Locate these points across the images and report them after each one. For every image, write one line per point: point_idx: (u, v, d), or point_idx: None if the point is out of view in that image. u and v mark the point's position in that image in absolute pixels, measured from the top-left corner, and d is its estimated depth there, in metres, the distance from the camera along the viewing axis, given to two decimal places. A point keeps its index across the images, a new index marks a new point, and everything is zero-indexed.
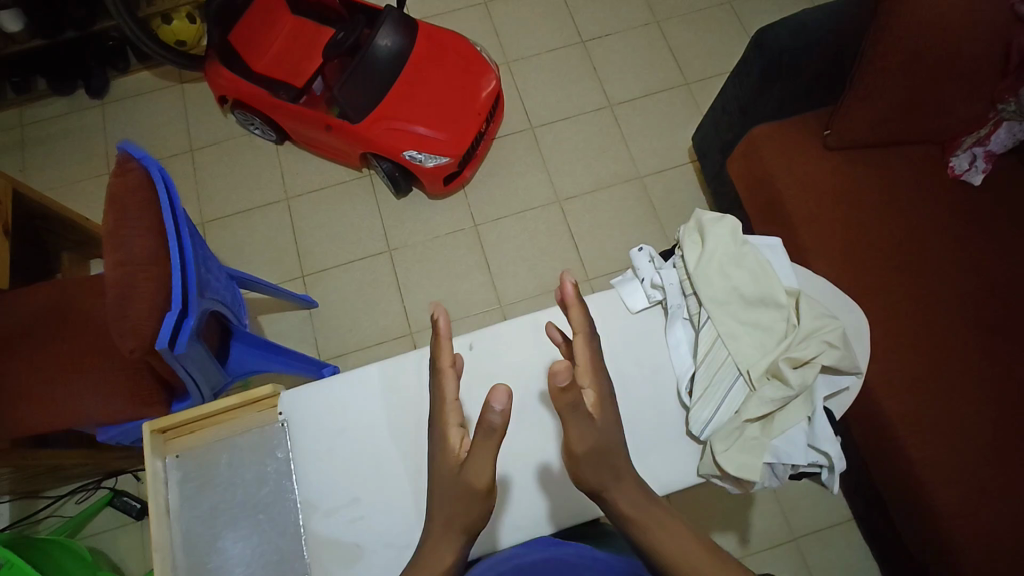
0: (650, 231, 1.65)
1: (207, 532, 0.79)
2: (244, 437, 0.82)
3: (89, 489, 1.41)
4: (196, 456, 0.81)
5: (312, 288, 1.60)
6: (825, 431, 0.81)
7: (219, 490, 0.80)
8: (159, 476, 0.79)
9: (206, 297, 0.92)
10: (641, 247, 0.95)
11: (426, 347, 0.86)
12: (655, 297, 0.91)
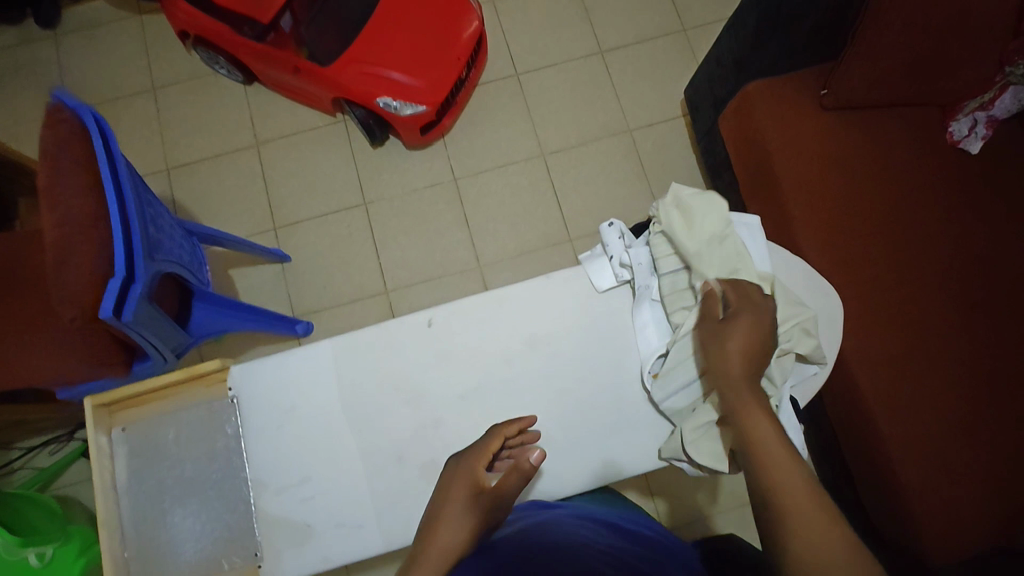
0: (637, 188, 1.59)
1: (157, 508, 0.83)
2: (191, 412, 0.86)
3: (62, 440, 1.40)
4: (140, 429, 0.85)
5: (284, 241, 1.54)
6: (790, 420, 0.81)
7: (166, 465, 0.84)
8: (105, 450, 0.83)
9: (157, 258, 0.88)
10: (612, 221, 0.92)
11: (383, 323, 0.88)
12: (623, 277, 0.90)
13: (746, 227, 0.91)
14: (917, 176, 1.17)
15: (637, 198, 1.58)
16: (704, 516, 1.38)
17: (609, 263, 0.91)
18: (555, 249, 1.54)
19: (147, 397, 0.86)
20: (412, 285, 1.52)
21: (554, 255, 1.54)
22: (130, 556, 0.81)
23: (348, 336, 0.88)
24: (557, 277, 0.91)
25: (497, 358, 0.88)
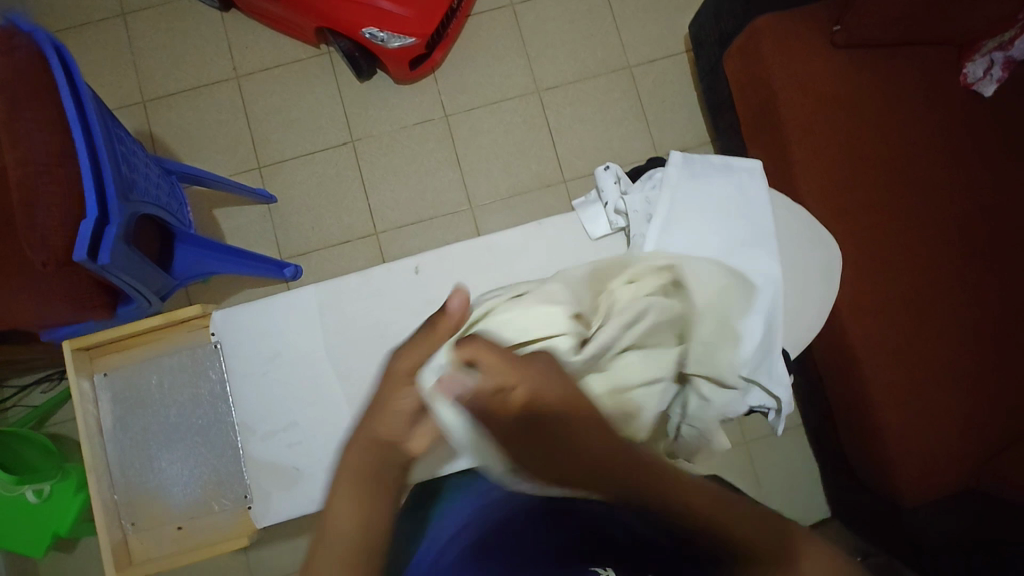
0: (635, 129, 1.53)
1: (145, 451, 0.85)
2: (174, 357, 0.86)
3: (54, 379, 1.40)
4: (123, 373, 0.86)
5: (269, 180, 1.49)
6: (778, 375, 0.81)
7: (151, 410, 0.85)
8: (87, 394, 0.83)
9: (132, 199, 0.84)
10: (608, 165, 0.89)
11: (366, 270, 0.86)
12: (618, 224, 0.87)
13: (748, 172, 0.87)
14: (926, 122, 1.12)
15: (634, 139, 1.52)
16: None
17: (604, 210, 0.88)
18: (550, 191, 1.50)
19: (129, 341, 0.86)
20: (402, 227, 1.48)
21: (548, 196, 1.50)
22: (119, 499, 0.83)
23: (329, 282, 0.86)
24: (548, 224, 0.88)
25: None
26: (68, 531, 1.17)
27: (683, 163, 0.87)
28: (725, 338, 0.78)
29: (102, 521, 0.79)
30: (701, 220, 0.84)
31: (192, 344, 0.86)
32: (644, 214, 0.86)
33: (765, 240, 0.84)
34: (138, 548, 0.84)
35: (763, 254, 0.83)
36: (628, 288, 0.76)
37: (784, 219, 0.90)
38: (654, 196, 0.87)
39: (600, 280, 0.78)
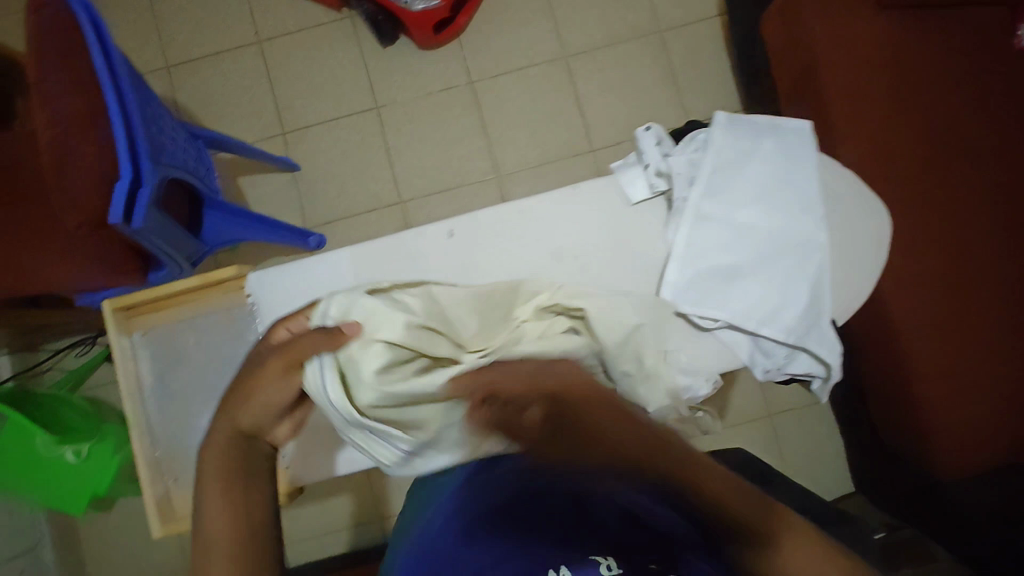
0: (665, 96, 1.48)
1: (183, 410, 0.87)
2: (212, 316, 0.88)
3: (88, 343, 1.43)
4: (161, 332, 0.87)
5: (294, 148, 1.48)
6: (828, 341, 0.79)
7: (188, 368, 0.87)
8: (127, 351, 0.85)
9: (163, 162, 0.83)
10: (648, 126, 0.86)
11: (400, 233, 0.86)
12: (658, 187, 0.85)
13: (798, 133, 0.84)
14: (978, 86, 1.07)
15: (664, 106, 1.48)
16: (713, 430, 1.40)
17: (645, 172, 0.86)
18: (576, 160, 1.47)
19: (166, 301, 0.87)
20: (428, 196, 1.47)
21: (575, 166, 1.47)
22: (161, 456, 0.85)
23: (364, 245, 0.86)
24: (584, 189, 0.86)
25: (521, 272, 0.85)
26: (106, 490, 1.21)
27: (728, 124, 0.84)
28: (767, 305, 0.79)
29: (145, 475, 0.81)
30: (745, 183, 0.82)
31: (229, 305, 0.88)
32: (686, 176, 0.83)
33: (813, 205, 0.81)
34: (179, 504, 0.85)
35: (808, 218, 0.80)
36: (493, 323, 0.72)
37: (833, 182, 0.86)
38: (697, 157, 0.84)
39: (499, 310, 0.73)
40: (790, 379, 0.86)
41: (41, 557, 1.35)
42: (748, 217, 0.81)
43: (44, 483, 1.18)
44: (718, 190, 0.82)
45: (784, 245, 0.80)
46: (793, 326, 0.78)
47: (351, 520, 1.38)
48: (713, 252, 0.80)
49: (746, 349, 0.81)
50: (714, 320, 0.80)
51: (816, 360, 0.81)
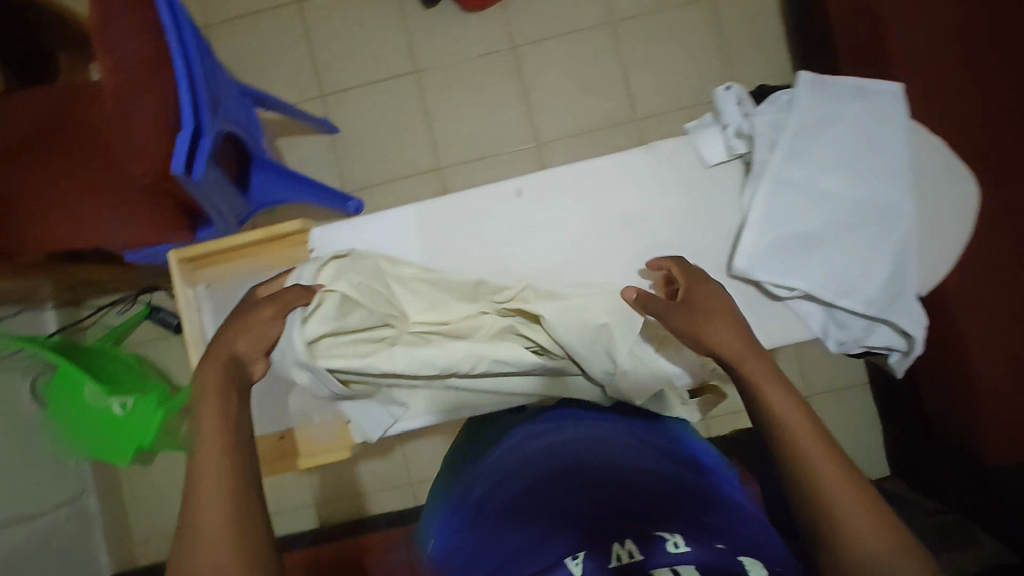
0: (713, 65, 1.43)
1: None
2: (277, 271, 0.91)
3: (127, 302, 1.45)
4: (225, 285, 0.90)
5: (332, 110, 1.46)
6: (912, 313, 0.77)
7: None
8: (192, 302, 0.88)
9: (221, 116, 0.83)
10: (728, 85, 0.82)
11: (469, 191, 0.88)
12: (736, 149, 0.83)
13: (887, 95, 0.80)
14: None
15: (712, 76, 1.43)
16: None
17: (724, 134, 0.84)
18: (619, 130, 1.44)
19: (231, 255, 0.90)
20: (466, 163, 1.45)
21: (618, 136, 1.44)
22: None
23: (431, 202, 0.88)
24: (658, 148, 0.86)
25: (591, 234, 0.87)
26: (151, 443, 1.20)
27: (812, 86, 0.81)
28: (847, 274, 0.77)
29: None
30: (831, 147, 0.79)
31: (293, 259, 0.90)
32: (769, 139, 0.80)
33: (900, 173, 0.78)
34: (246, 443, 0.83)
35: (893, 186, 0.78)
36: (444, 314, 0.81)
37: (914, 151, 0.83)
38: (781, 119, 0.81)
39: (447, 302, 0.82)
40: (864, 353, 0.85)
41: (85, 506, 1.40)
42: (830, 184, 0.78)
43: (90, 429, 1.22)
44: (801, 153, 0.79)
45: (869, 214, 0.77)
46: (874, 297, 0.76)
47: (384, 482, 1.40)
48: (792, 219, 0.78)
49: (819, 321, 0.81)
50: (790, 290, 0.78)
51: (897, 333, 0.79)
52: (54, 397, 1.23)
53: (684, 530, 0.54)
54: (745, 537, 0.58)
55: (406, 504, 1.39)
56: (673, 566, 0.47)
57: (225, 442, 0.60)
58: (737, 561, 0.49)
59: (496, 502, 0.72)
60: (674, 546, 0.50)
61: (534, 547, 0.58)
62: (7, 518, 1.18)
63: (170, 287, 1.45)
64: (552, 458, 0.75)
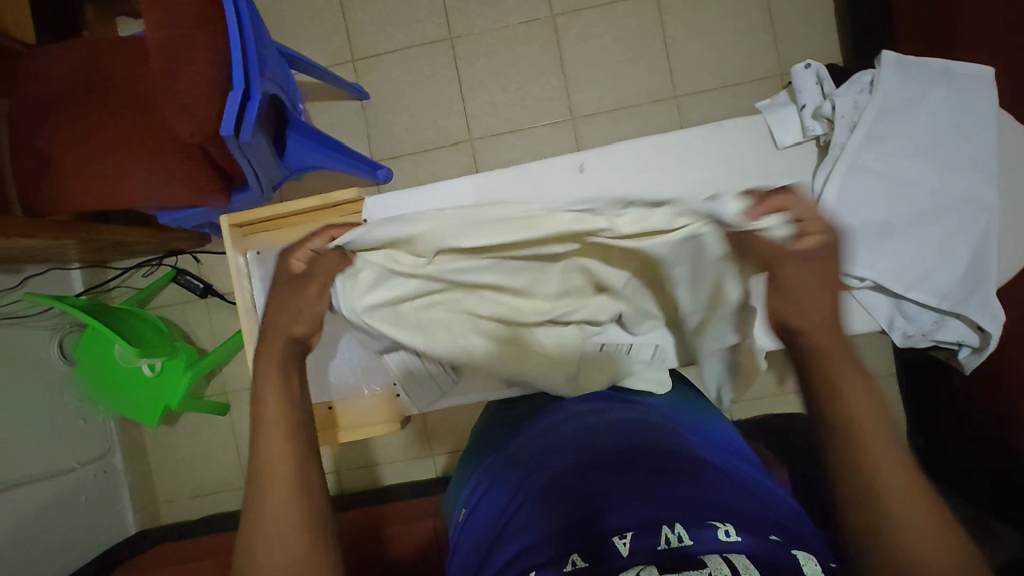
0: (759, 42, 1.38)
1: None
2: None
3: (153, 265, 1.44)
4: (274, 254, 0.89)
5: (364, 76, 1.43)
6: (991, 310, 0.75)
7: None
8: (241, 269, 0.87)
9: (266, 78, 0.81)
10: (809, 62, 0.81)
11: (527, 165, 0.85)
12: (813, 130, 0.79)
13: (976, 80, 0.75)
14: None
15: (758, 55, 1.38)
16: (771, 395, 1.37)
17: (800, 115, 0.81)
18: (658, 107, 1.40)
19: (280, 221, 0.88)
20: (498, 135, 1.42)
21: (656, 112, 1.40)
22: None
23: (486, 176, 0.86)
24: (730, 128, 0.82)
25: None
26: (178, 405, 1.24)
27: (897, 65, 0.76)
28: (920, 265, 0.75)
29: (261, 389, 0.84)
30: (910, 133, 0.75)
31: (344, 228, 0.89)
32: (848, 121, 0.77)
33: (986, 161, 0.74)
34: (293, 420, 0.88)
35: (974, 175, 0.74)
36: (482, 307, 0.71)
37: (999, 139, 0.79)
38: (862, 102, 0.77)
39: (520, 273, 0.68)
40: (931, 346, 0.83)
41: (112, 463, 1.41)
42: (907, 172, 0.75)
43: (117, 390, 1.24)
44: (879, 138, 0.76)
45: (948, 204, 0.74)
46: (948, 290, 0.75)
47: (405, 453, 1.40)
48: (865, 206, 0.75)
49: (886, 313, 0.78)
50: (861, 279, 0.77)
51: (971, 328, 0.77)
52: (85, 356, 1.24)
53: (732, 516, 0.49)
54: (791, 523, 0.52)
55: (426, 476, 1.40)
56: (721, 554, 0.44)
57: (284, 425, 0.59)
58: (791, 555, 0.45)
59: (510, 471, 0.64)
60: (724, 535, 0.46)
61: (559, 528, 0.50)
62: (32, 473, 1.19)
63: (196, 251, 1.43)
64: (574, 424, 0.67)
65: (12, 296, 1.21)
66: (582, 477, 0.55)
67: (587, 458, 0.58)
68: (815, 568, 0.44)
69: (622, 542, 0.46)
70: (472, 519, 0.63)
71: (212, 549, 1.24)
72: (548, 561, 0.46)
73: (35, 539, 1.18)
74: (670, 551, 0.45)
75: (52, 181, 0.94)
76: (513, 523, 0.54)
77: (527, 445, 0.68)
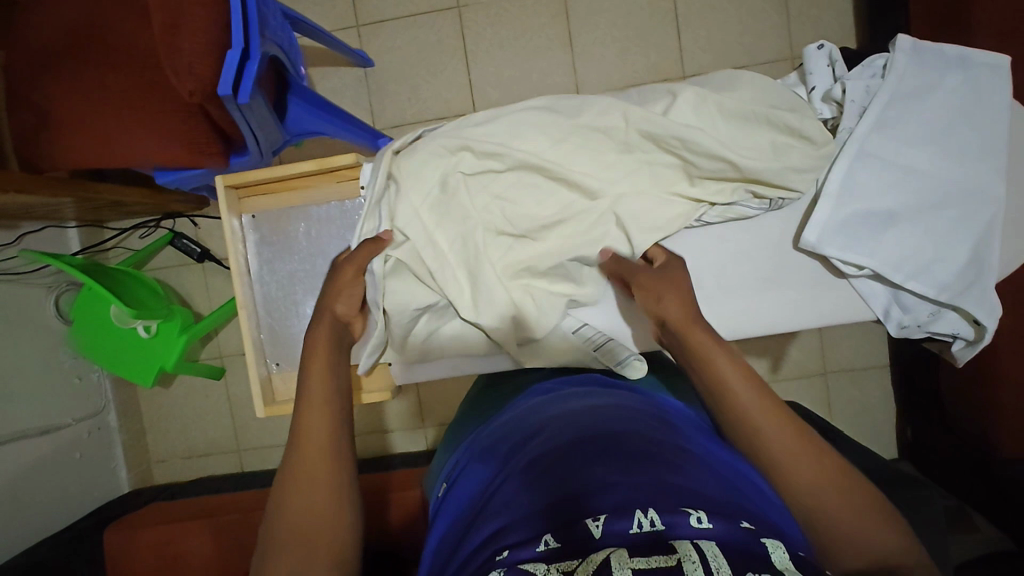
0: (774, 22, 1.32)
1: (288, 296, 0.89)
2: (321, 209, 0.88)
3: (150, 227, 1.43)
4: (270, 219, 0.88)
5: (368, 42, 1.40)
6: (991, 303, 0.73)
7: (297, 258, 0.89)
8: (238, 231, 0.87)
9: (267, 39, 0.80)
10: (822, 42, 0.77)
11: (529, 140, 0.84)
12: (824, 113, 0.76)
13: (994, 68, 0.72)
14: None
15: (772, 35, 1.33)
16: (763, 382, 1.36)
17: (810, 98, 0.78)
18: (665, 85, 1.36)
19: (274, 186, 0.87)
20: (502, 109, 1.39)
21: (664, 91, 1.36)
22: (266, 338, 0.89)
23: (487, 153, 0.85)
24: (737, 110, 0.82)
25: None
26: (173, 368, 1.25)
27: (913, 50, 0.74)
28: (921, 256, 0.74)
29: (254, 353, 0.85)
30: (923, 121, 0.73)
31: (343, 194, 0.87)
32: (858, 106, 0.74)
33: (994, 153, 0.72)
34: (281, 386, 0.89)
35: (980, 167, 0.72)
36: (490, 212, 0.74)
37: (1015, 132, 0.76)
38: (875, 86, 0.74)
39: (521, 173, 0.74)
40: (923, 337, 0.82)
41: (107, 421, 1.42)
42: (915, 161, 0.73)
43: (110, 352, 1.24)
44: (889, 124, 0.73)
45: (953, 195, 0.73)
46: (945, 282, 0.74)
47: (396, 423, 1.41)
48: (872, 194, 0.73)
49: (881, 302, 0.77)
50: (858, 268, 0.75)
51: (966, 321, 0.76)
52: (81, 316, 1.24)
53: (707, 502, 0.47)
54: (771, 514, 0.51)
55: (416, 447, 1.41)
56: (692, 540, 0.42)
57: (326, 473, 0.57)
58: (759, 543, 0.43)
59: (489, 460, 0.63)
60: (697, 521, 0.44)
61: (542, 508, 0.48)
62: (27, 429, 1.21)
63: (194, 214, 1.42)
64: (556, 407, 0.66)
65: (8, 253, 1.21)
66: (561, 459, 0.54)
67: (567, 440, 0.56)
68: (784, 557, 0.42)
69: (595, 524, 0.44)
70: (449, 507, 0.61)
71: (204, 509, 1.26)
72: (525, 540, 0.45)
73: (29, 494, 1.20)
74: (642, 536, 0.43)
75: (51, 138, 0.93)
76: (489, 506, 0.53)
77: (508, 431, 0.66)
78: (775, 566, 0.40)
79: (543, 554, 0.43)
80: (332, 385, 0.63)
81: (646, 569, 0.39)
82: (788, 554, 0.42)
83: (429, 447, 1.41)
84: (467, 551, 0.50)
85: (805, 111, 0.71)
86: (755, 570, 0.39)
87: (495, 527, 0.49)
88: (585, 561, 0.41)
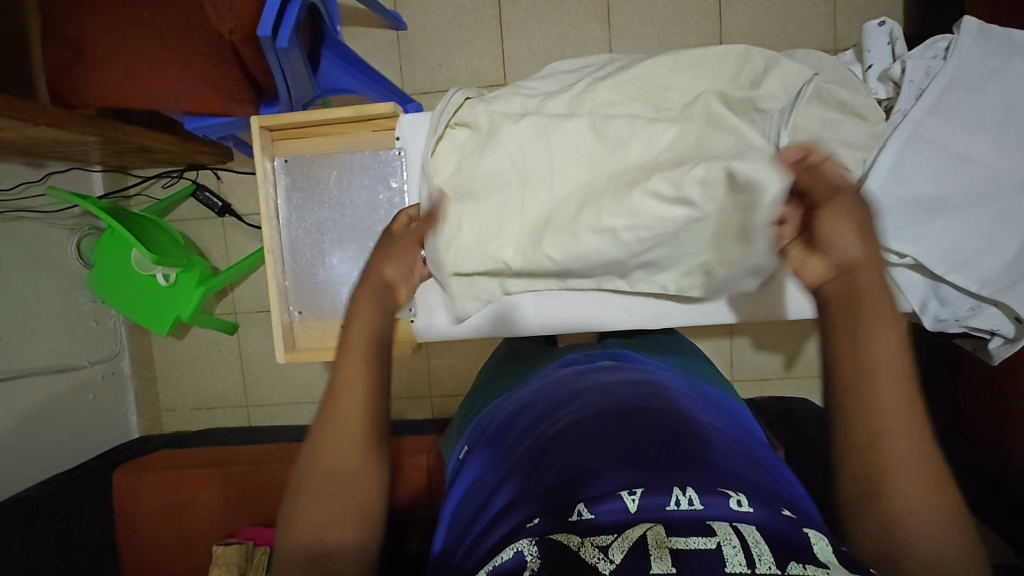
0: (819, 11, 1.29)
1: (315, 248, 0.89)
2: (356, 158, 0.87)
3: (173, 177, 1.43)
4: (302, 164, 0.88)
5: (401, 4, 1.37)
6: None
7: (329, 208, 0.88)
8: (268, 174, 0.87)
9: None
10: (883, 20, 0.76)
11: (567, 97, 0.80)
12: (879, 93, 0.76)
13: None
14: None
15: (815, 25, 1.29)
16: (777, 378, 1.34)
17: (865, 77, 0.77)
18: None
19: (308, 131, 0.87)
20: None
21: None
22: (290, 287, 0.90)
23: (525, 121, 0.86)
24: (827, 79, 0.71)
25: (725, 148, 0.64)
26: (188, 317, 1.26)
27: (978, 34, 0.71)
28: (966, 249, 0.73)
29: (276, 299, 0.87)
30: (980, 109, 0.71)
31: (377, 144, 0.87)
32: (917, 87, 0.72)
33: None
34: (299, 336, 0.91)
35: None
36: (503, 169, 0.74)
37: None
38: (935, 69, 0.73)
39: (553, 126, 0.72)
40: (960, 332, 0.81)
41: (120, 367, 1.43)
42: (969, 149, 0.71)
43: (128, 296, 1.25)
44: (945, 110, 0.72)
45: (1006, 188, 0.71)
46: (990, 277, 0.73)
47: (404, 392, 1.42)
48: (920, 181, 0.72)
49: (920, 296, 0.76)
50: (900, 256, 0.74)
51: (1007, 316, 0.75)
52: (102, 258, 1.24)
53: (744, 486, 0.46)
54: (802, 502, 0.49)
55: (423, 414, 1.42)
56: (732, 523, 0.41)
57: (357, 435, 0.53)
58: (801, 532, 0.41)
59: (512, 425, 0.62)
60: (737, 505, 0.42)
61: (566, 477, 0.47)
62: (41, 366, 1.22)
63: (216, 167, 1.41)
64: (580, 381, 0.65)
65: (33, 191, 1.21)
66: (591, 426, 0.52)
67: (597, 412, 0.55)
68: (827, 547, 0.40)
69: (631, 497, 0.43)
70: (471, 465, 0.61)
71: (210, 458, 1.27)
72: (550, 511, 0.44)
73: (40, 430, 1.22)
74: (679, 514, 0.42)
75: (82, 76, 0.92)
76: (512, 478, 0.52)
77: (534, 399, 0.65)
78: (820, 557, 0.38)
79: (572, 526, 0.42)
80: (373, 340, 0.57)
81: (684, 549, 0.38)
82: (830, 546, 0.40)
83: (435, 417, 1.42)
84: (491, 515, 0.51)
85: (858, 89, 0.69)
86: (796, 559, 0.38)
87: (520, 499, 0.48)
88: (621, 536, 0.40)
